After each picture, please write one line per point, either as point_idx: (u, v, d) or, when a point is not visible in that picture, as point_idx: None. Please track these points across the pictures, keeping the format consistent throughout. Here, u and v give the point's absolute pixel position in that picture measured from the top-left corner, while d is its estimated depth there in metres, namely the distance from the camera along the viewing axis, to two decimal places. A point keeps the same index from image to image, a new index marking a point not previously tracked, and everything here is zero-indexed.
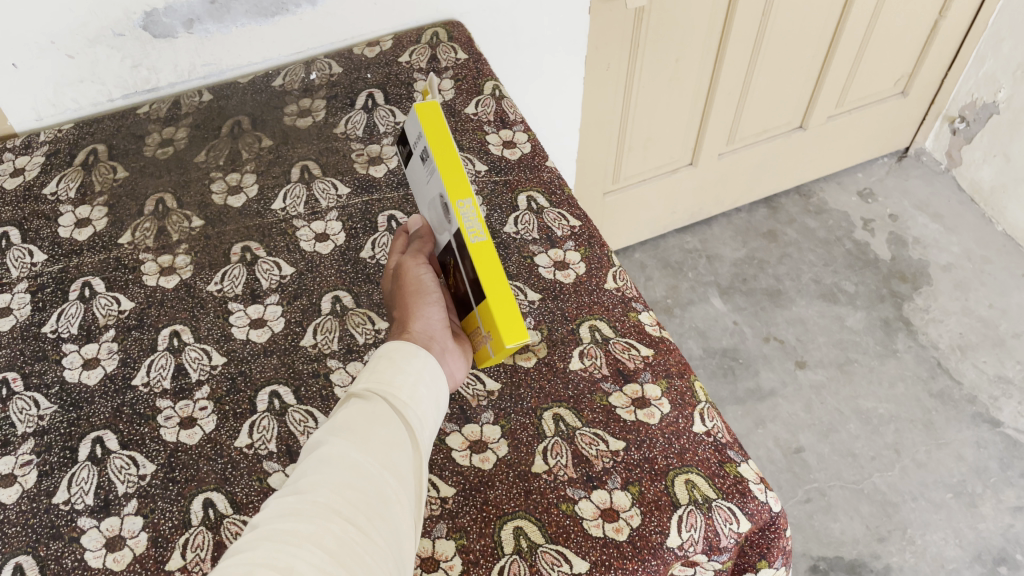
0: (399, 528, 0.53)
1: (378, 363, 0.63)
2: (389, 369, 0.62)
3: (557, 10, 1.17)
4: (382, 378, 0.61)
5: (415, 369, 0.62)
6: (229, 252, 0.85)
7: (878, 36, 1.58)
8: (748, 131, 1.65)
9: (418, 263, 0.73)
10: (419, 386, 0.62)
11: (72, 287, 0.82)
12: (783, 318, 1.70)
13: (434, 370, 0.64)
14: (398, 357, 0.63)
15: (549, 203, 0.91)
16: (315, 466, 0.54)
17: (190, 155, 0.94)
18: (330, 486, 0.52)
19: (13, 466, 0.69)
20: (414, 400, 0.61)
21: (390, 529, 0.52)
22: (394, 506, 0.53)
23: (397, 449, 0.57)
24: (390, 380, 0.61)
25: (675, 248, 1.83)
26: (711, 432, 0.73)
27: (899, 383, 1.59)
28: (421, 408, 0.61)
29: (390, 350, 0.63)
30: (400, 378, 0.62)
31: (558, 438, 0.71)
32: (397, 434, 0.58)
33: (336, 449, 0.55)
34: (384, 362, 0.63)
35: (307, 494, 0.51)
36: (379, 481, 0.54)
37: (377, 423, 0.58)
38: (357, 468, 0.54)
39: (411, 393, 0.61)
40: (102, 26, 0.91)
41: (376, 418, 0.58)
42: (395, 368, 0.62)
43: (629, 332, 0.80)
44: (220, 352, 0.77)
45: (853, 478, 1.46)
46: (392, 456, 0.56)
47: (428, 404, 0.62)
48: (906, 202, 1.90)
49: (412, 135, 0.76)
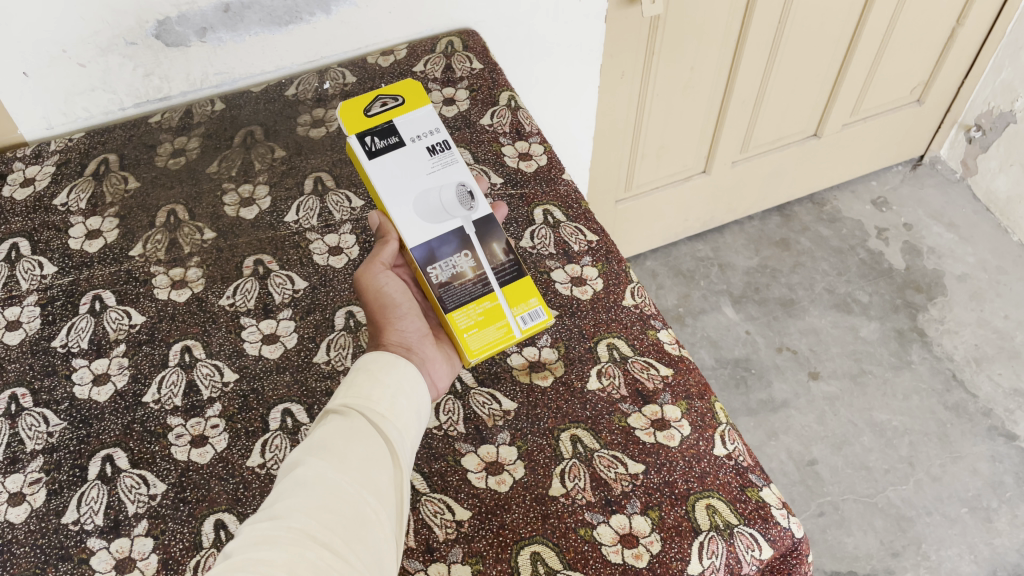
0: (380, 548, 0.52)
1: (357, 377, 0.62)
2: (366, 383, 0.61)
3: (571, 20, 1.16)
4: (359, 392, 0.61)
5: (394, 381, 0.62)
6: (242, 265, 0.84)
7: (894, 44, 1.56)
8: (762, 139, 1.63)
9: (377, 276, 0.70)
10: (398, 397, 0.62)
11: (82, 300, 0.81)
12: (796, 329, 1.68)
13: (413, 378, 0.64)
14: (375, 369, 0.62)
15: (565, 218, 0.90)
16: (290, 488, 0.52)
17: (202, 165, 0.93)
18: (306, 509, 0.50)
19: (22, 484, 0.68)
20: (392, 412, 0.60)
21: (370, 550, 0.51)
22: (374, 525, 0.52)
23: (377, 466, 0.56)
24: (368, 394, 0.61)
25: (687, 256, 1.82)
26: (732, 455, 0.72)
27: (913, 395, 1.57)
28: (401, 419, 0.61)
29: (369, 362, 0.63)
30: (378, 391, 0.61)
31: (575, 461, 0.70)
32: (376, 449, 0.57)
33: (313, 469, 0.54)
34: (362, 375, 0.62)
35: (282, 518, 0.49)
36: (357, 501, 0.53)
37: (354, 440, 0.57)
38: (335, 489, 0.52)
39: (390, 405, 0.61)
40: (114, 35, 0.90)
41: (354, 435, 0.57)
42: (373, 383, 0.62)
43: (647, 351, 0.78)
44: (231, 368, 0.76)
45: (867, 492, 1.44)
46: (370, 474, 0.55)
47: (407, 417, 0.61)
48: (920, 211, 1.88)
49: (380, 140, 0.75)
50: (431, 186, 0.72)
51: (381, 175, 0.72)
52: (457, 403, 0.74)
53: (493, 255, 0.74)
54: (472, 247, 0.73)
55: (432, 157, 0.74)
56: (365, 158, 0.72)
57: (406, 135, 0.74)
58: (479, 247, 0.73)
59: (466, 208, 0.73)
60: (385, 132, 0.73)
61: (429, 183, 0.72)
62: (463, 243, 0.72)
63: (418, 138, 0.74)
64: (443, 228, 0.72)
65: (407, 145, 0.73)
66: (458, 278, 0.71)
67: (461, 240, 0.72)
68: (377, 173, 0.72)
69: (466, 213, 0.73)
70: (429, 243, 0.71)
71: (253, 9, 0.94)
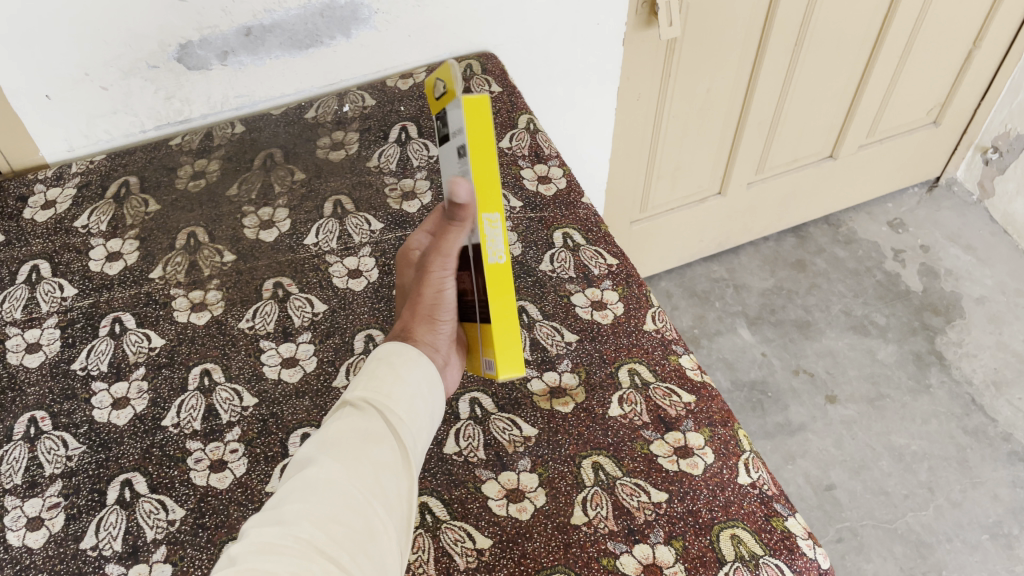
0: (385, 562, 0.50)
1: (377, 367, 0.60)
2: (388, 379, 0.59)
3: (589, 43, 1.16)
4: (380, 387, 0.58)
5: (413, 381, 0.60)
6: (261, 288, 0.84)
7: (911, 64, 1.56)
8: (778, 161, 1.62)
9: (444, 272, 0.65)
10: (416, 399, 0.59)
11: (102, 322, 0.81)
12: (813, 351, 1.67)
13: (431, 379, 0.62)
14: (397, 364, 0.60)
15: (585, 241, 0.89)
16: (300, 491, 0.50)
17: (222, 188, 0.93)
18: (315, 518, 0.49)
19: (41, 509, 0.67)
20: (409, 415, 0.58)
21: (376, 564, 0.49)
22: (381, 538, 0.51)
23: (389, 473, 0.54)
24: (387, 392, 0.58)
25: (702, 277, 1.81)
26: (757, 484, 0.70)
27: (932, 419, 1.55)
28: (416, 423, 0.59)
29: (389, 355, 0.61)
30: (398, 390, 0.59)
31: (598, 488, 0.69)
32: (389, 455, 0.55)
33: (324, 472, 0.52)
34: (382, 368, 0.60)
35: (289, 526, 0.48)
36: (367, 511, 0.51)
37: (370, 442, 0.55)
38: (346, 496, 0.51)
39: (409, 407, 0.58)
40: (136, 58, 0.90)
41: (368, 437, 0.55)
42: (393, 378, 0.59)
43: (669, 377, 0.78)
44: (251, 393, 0.75)
45: (886, 518, 1.42)
46: (382, 481, 0.53)
47: (421, 420, 0.59)
48: (937, 233, 1.87)
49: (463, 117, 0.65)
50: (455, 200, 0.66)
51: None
52: (478, 428, 0.74)
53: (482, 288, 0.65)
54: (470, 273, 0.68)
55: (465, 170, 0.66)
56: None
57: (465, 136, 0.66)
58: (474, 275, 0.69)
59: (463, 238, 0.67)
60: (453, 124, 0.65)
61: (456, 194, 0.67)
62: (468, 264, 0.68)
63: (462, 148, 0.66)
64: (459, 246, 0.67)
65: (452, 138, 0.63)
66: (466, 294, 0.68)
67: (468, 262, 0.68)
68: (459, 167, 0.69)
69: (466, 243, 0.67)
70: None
71: (274, 33, 0.95)
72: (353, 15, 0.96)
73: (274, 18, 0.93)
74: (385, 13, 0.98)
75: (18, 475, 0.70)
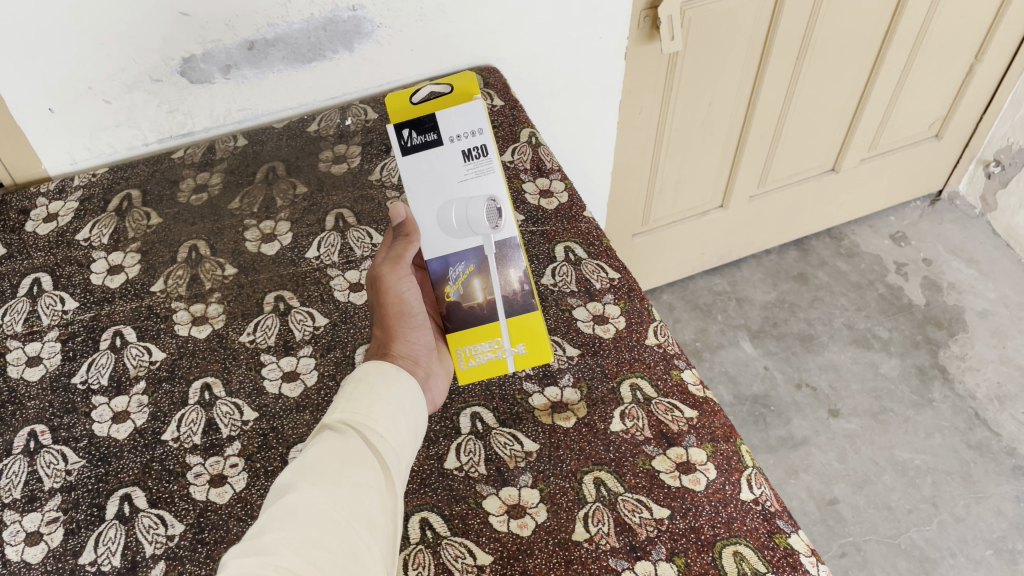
0: None
1: (357, 387, 0.59)
2: (368, 398, 0.58)
3: (591, 57, 1.17)
4: (359, 407, 0.58)
5: (394, 398, 0.60)
6: (263, 301, 0.84)
7: (913, 78, 1.56)
8: (780, 174, 1.62)
9: (399, 278, 0.68)
10: (397, 415, 0.59)
11: (103, 336, 0.80)
12: (815, 365, 1.66)
13: (412, 394, 0.62)
14: (375, 383, 0.60)
15: (587, 254, 0.89)
16: (280, 519, 0.49)
17: (224, 202, 0.94)
18: (295, 546, 0.47)
19: (40, 523, 0.67)
20: (391, 433, 0.58)
21: None
22: (365, 561, 0.49)
23: (371, 493, 0.53)
24: (368, 411, 0.58)
25: (704, 290, 1.81)
26: (760, 500, 0.70)
27: (935, 434, 1.54)
28: (399, 440, 0.58)
29: (368, 374, 0.60)
30: (378, 408, 0.58)
31: (599, 504, 0.69)
32: (371, 475, 0.54)
33: (304, 498, 0.50)
34: (361, 388, 0.59)
35: (269, 555, 0.46)
36: (350, 535, 0.50)
37: (351, 463, 0.54)
38: (327, 522, 0.49)
39: (390, 424, 0.58)
40: (140, 72, 0.91)
41: (349, 458, 0.54)
42: (373, 397, 0.59)
43: (671, 392, 0.77)
44: (251, 407, 0.75)
45: (890, 533, 1.41)
46: (363, 503, 0.52)
47: (404, 437, 0.59)
48: (939, 247, 1.87)
49: (455, 123, 0.68)
50: (452, 198, 0.69)
51: (488, 152, 0.69)
52: (479, 443, 0.73)
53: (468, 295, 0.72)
54: (489, 272, 0.72)
55: (466, 163, 0.69)
56: (489, 128, 0.68)
57: (445, 133, 0.68)
58: (494, 273, 0.73)
59: (491, 225, 0.71)
60: (421, 126, 0.67)
61: (458, 192, 0.69)
62: (483, 263, 0.72)
63: (455, 140, 0.68)
64: (461, 245, 0.71)
65: (443, 145, 0.68)
66: (468, 299, 0.72)
67: (481, 259, 0.72)
68: (484, 150, 0.68)
69: (490, 231, 0.71)
70: (508, 248, 0.72)
71: (277, 47, 0.95)
72: (356, 29, 0.97)
73: (277, 32, 0.93)
74: (388, 27, 0.99)
75: (17, 489, 0.69)
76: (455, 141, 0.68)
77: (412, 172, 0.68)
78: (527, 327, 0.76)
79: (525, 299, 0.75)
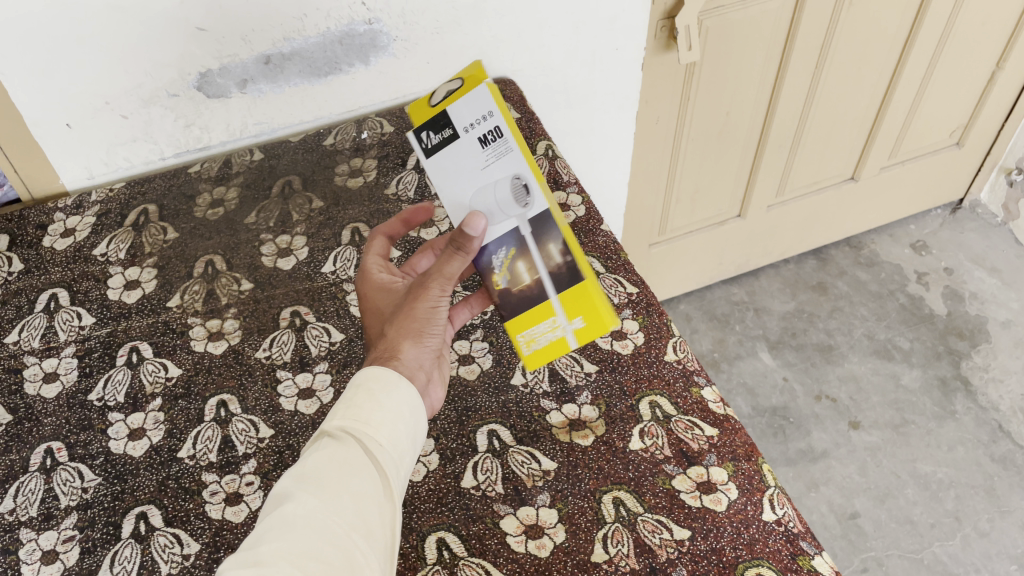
0: None
1: (356, 394, 0.56)
2: (367, 405, 0.55)
3: (608, 68, 1.16)
4: (358, 415, 0.55)
5: (394, 405, 0.56)
6: (279, 316, 0.84)
7: (934, 85, 1.54)
8: (799, 183, 1.61)
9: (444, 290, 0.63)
10: (397, 423, 0.56)
11: (119, 352, 0.80)
12: (835, 376, 1.64)
13: (414, 402, 0.58)
14: (376, 390, 0.56)
15: (604, 268, 0.88)
16: (278, 530, 0.47)
17: (240, 216, 0.93)
18: (293, 558, 0.45)
19: (56, 542, 0.67)
20: (390, 440, 0.55)
21: None
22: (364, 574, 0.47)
23: (370, 504, 0.51)
24: (367, 418, 0.55)
25: (722, 300, 1.79)
26: (783, 521, 0.69)
27: (958, 447, 1.52)
28: (398, 447, 0.55)
29: (368, 380, 0.57)
30: (378, 416, 0.55)
31: (618, 525, 0.68)
32: (370, 484, 0.52)
33: (302, 509, 0.49)
34: (361, 395, 0.56)
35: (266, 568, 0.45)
36: (349, 547, 0.48)
37: (349, 474, 0.51)
38: (325, 533, 0.48)
39: (389, 432, 0.55)
40: (157, 87, 0.91)
41: (347, 467, 0.52)
42: (373, 405, 0.55)
43: (691, 410, 0.76)
44: (267, 424, 0.75)
45: (912, 547, 1.39)
46: (363, 514, 0.50)
47: (404, 445, 0.56)
48: (961, 256, 1.85)
49: (465, 115, 0.65)
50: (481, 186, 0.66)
51: (504, 133, 0.65)
52: (496, 462, 0.73)
53: (519, 276, 0.70)
54: (529, 250, 0.69)
55: (486, 149, 0.66)
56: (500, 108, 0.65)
57: (459, 125, 0.66)
58: (534, 249, 0.69)
59: (522, 204, 0.67)
60: (436, 125, 0.66)
61: (483, 180, 0.66)
62: (522, 244, 0.68)
63: (468, 129, 0.65)
64: (498, 230, 0.68)
65: (460, 137, 0.66)
66: (514, 283, 0.70)
67: (519, 240, 0.68)
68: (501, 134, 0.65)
69: (521, 210, 0.67)
70: (546, 223, 0.68)
71: (293, 61, 0.95)
72: (372, 42, 0.97)
73: (293, 47, 0.93)
74: (404, 41, 0.98)
75: (33, 508, 0.69)
76: (471, 131, 0.65)
77: (437, 171, 0.67)
78: (579, 295, 0.70)
79: (570, 271, 0.70)
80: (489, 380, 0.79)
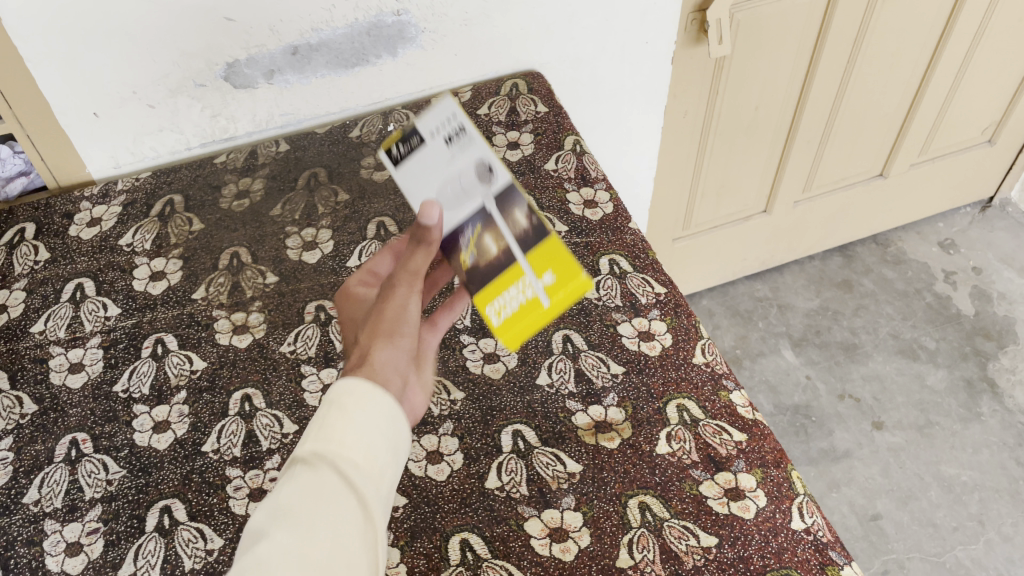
0: None
1: (327, 412, 0.49)
2: (337, 425, 0.48)
3: (637, 61, 1.14)
4: (329, 437, 0.48)
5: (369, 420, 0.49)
6: (303, 310, 0.83)
7: (968, 81, 1.51)
8: (826, 179, 1.58)
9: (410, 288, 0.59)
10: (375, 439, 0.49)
11: (145, 343, 0.80)
12: (859, 375, 1.62)
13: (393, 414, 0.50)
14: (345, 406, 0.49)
15: (631, 268, 0.87)
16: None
17: (265, 208, 0.93)
18: None
19: (81, 534, 0.67)
20: (369, 461, 0.48)
21: None
22: None
23: (350, 533, 0.45)
24: (342, 440, 0.48)
25: (744, 296, 1.78)
26: (811, 530, 0.67)
27: (983, 449, 1.50)
28: (378, 466, 0.48)
29: (339, 396, 0.50)
30: (352, 437, 0.48)
31: (644, 530, 0.67)
32: (350, 511, 0.46)
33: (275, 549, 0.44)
34: (333, 412, 0.49)
35: None
36: None
37: (325, 503, 0.45)
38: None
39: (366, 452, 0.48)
40: (184, 77, 0.90)
41: (323, 496, 0.46)
42: (346, 423, 0.48)
43: (720, 414, 0.75)
44: (292, 420, 0.74)
45: (934, 551, 1.37)
46: (342, 546, 0.45)
47: (386, 461, 0.49)
48: (990, 255, 1.82)
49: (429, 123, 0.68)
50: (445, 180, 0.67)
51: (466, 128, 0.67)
52: (521, 463, 0.72)
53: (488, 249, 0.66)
54: (495, 223, 0.66)
55: (451, 147, 0.67)
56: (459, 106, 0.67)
57: (426, 133, 0.68)
58: (500, 220, 0.66)
59: (485, 184, 0.66)
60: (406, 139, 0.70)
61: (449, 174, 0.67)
62: (489, 217, 0.65)
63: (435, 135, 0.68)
64: (461, 211, 0.66)
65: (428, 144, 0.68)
66: (484, 257, 0.66)
67: (485, 215, 0.65)
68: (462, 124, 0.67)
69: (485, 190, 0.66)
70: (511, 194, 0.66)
71: (321, 52, 0.94)
72: (400, 33, 0.96)
73: (321, 38, 0.92)
74: (432, 32, 0.97)
75: (58, 499, 0.69)
76: (437, 135, 0.68)
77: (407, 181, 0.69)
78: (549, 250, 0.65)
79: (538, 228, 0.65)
80: (514, 380, 0.78)
